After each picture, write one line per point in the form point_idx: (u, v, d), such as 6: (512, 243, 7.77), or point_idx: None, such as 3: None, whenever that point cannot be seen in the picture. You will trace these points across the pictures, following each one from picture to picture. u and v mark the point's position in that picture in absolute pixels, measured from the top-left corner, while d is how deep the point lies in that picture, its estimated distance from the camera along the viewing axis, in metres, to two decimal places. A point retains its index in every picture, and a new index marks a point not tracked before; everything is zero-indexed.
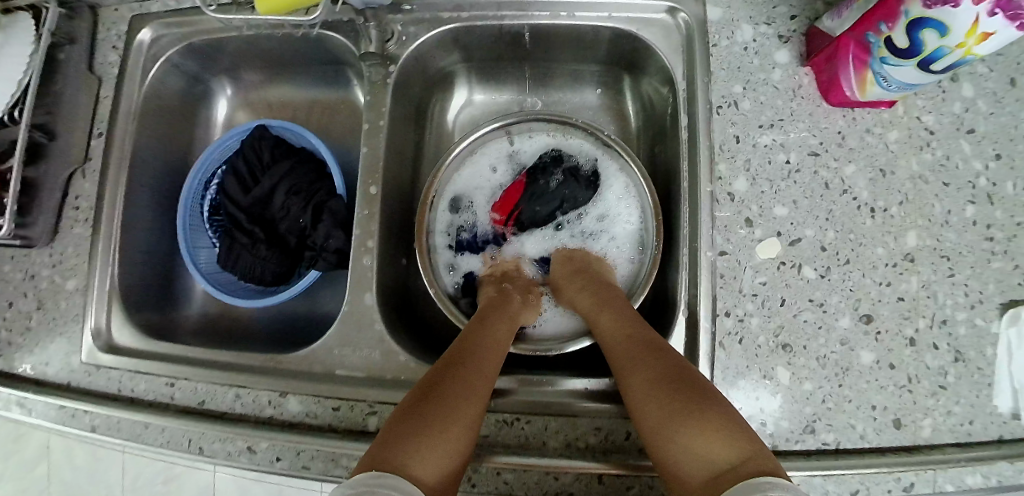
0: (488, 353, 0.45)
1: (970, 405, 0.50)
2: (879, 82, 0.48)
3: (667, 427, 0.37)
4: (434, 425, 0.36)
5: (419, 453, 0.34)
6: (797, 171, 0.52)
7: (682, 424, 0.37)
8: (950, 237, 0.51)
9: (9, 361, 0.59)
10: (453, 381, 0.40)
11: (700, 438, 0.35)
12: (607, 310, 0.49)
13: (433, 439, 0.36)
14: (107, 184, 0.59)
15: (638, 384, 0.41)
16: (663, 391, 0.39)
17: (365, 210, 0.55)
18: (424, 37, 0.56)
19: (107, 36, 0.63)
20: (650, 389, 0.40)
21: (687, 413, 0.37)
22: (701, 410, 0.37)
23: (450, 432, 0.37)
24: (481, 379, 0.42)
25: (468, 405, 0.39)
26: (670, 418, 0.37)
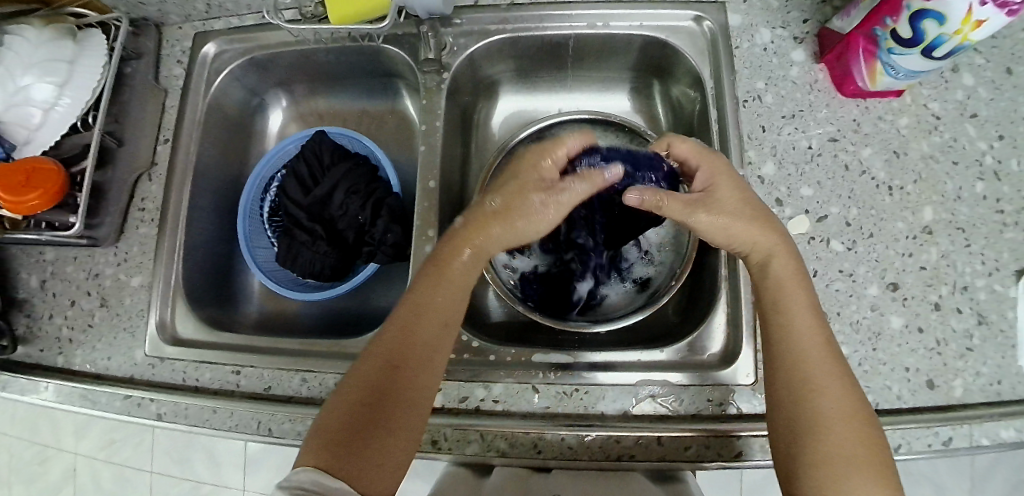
0: (427, 332, 0.47)
1: (997, 365, 0.53)
2: (888, 72, 0.53)
3: (827, 457, 0.40)
4: (371, 440, 0.41)
5: (359, 468, 0.40)
6: (819, 156, 0.57)
7: (841, 461, 0.40)
8: (963, 210, 0.56)
9: (70, 357, 0.61)
10: (385, 391, 0.43)
11: (854, 479, 0.39)
12: (800, 288, 0.46)
13: (374, 455, 0.41)
14: (173, 186, 0.63)
15: (832, 395, 0.42)
16: (829, 416, 0.41)
17: (425, 203, 0.59)
18: (474, 47, 0.61)
19: (171, 51, 0.68)
20: (828, 406, 0.42)
21: (852, 455, 0.40)
22: (863, 453, 0.40)
23: (396, 436, 0.43)
24: (420, 374, 0.45)
25: (410, 409, 0.44)
26: (834, 453, 0.40)
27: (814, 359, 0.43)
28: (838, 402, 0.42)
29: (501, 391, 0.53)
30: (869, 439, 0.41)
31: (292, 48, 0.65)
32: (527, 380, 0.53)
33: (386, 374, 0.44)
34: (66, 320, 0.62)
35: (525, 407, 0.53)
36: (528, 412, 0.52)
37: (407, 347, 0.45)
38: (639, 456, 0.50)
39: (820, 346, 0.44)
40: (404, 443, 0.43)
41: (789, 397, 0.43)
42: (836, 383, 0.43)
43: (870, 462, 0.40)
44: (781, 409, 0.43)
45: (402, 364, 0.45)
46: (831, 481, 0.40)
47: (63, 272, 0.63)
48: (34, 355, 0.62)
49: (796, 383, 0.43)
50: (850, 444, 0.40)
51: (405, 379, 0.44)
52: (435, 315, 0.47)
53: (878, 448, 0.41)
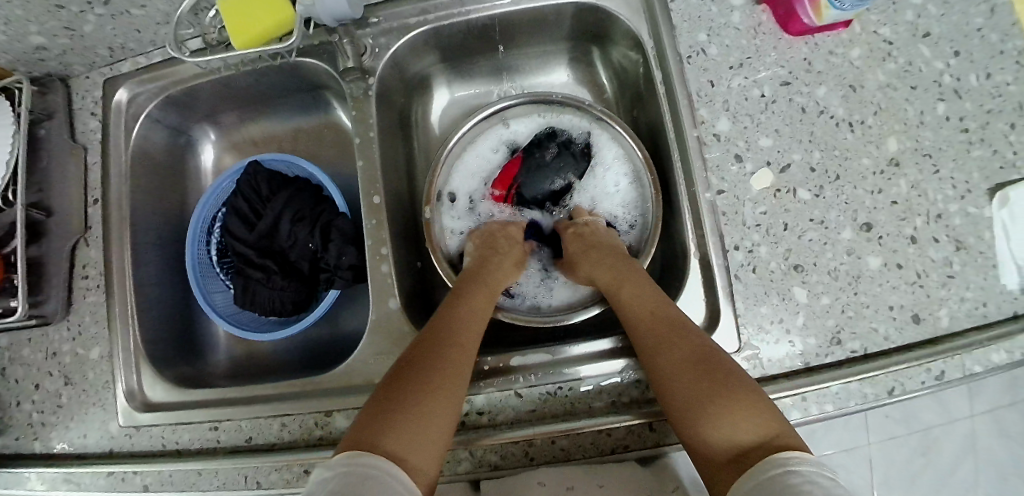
0: (470, 327, 0.49)
1: (980, 288, 0.52)
2: (833, 5, 0.49)
3: (697, 406, 0.42)
4: (407, 418, 0.41)
5: (400, 443, 0.39)
6: (774, 102, 0.54)
7: (713, 405, 0.41)
8: (928, 135, 0.54)
9: (45, 441, 0.59)
10: (425, 365, 0.44)
11: (733, 420, 0.40)
12: (640, 287, 0.51)
13: (409, 422, 0.41)
14: (113, 247, 0.60)
15: (665, 360, 0.45)
16: (694, 376, 0.43)
17: (374, 220, 0.56)
18: (396, 45, 0.57)
19: (81, 103, 0.63)
20: (687, 375, 0.43)
21: (717, 393, 0.42)
22: (736, 391, 0.42)
23: (429, 415, 0.42)
24: (454, 363, 0.45)
25: (450, 395, 0.43)
26: (702, 396, 0.42)
27: (648, 340, 0.47)
28: (682, 369, 0.44)
29: (485, 402, 0.51)
30: (726, 379, 0.42)
31: (207, 79, 0.61)
32: (509, 386, 0.51)
33: (432, 353, 0.45)
34: (32, 404, 0.60)
35: (511, 415, 0.51)
36: (514, 419, 0.51)
37: (445, 332, 0.47)
38: (632, 445, 0.49)
39: (662, 317, 0.47)
40: (438, 431, 0.42)
41: (658, 374, 0.45)
42: (675, 351, 0.45)
43: (740, 396, 0.42)
44: (660, 387, 0.45)
45: (435, 348, 0.46)
46: (714, 427, 0.41)
47: (19, 356, 0.60)
48: (8, 445, 0.60)
49: (659, 373, 0.45)
50: (711, 391, 0.42)
51: (444, 362, 0.45)
52: (463, 313, 0.50)
53: (741, 381, 0.43)
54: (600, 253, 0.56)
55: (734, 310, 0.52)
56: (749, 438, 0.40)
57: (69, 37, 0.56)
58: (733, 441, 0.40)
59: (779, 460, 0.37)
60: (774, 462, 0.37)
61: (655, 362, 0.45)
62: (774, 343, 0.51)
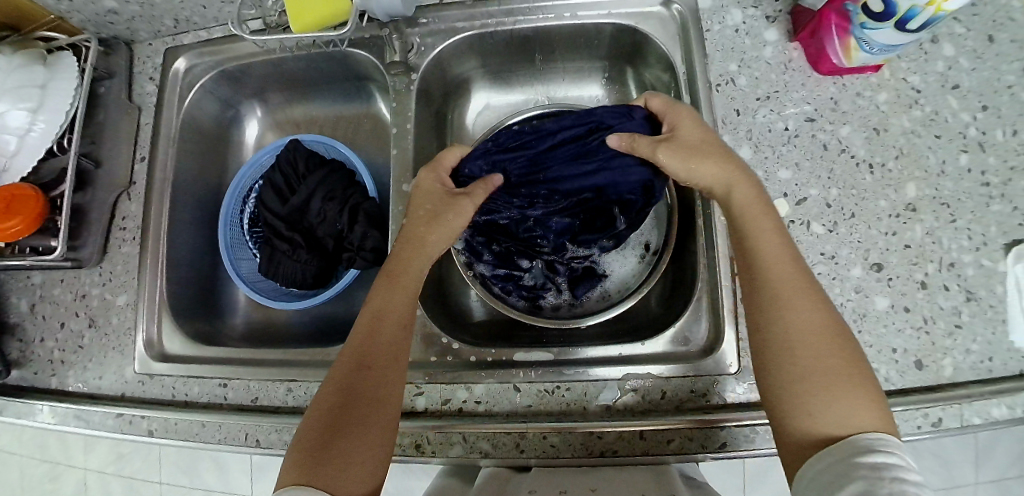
0: (388, 334, 0.48)
1: (987, 342, 0.52)
2: (862, 47, 0.52)
3: (814, 379, 0.41)
4: (337, 445, 0.42)
5: (330, 473, 0.41)
6: (796, 136, 0.56)
7: (835, 381, 0.40)
8: (947, 185, 0.55)
9: (63, 378, 0.62)
10: (352, 390, 0.45)
11: (847, 403, 0.39)
12: (765, 216, 0.48)
13: (341, 455, 0.42)
14: (151, 204, 0.64)
15: (791, 320, 0.43)
16: (826, 351, 0.42)
17: (399, 206, 0.58)
18: (442, 45, 0.61)
19: (142, 68, 0.68)
20: (816, 347, 0.42)
21: (841, 369, 0.41)
22: (853, 372, 0.41)
23: (362, 439, 0.43)
24: (387, 373, 0.47)
25: (376, 408, 0.45)
26: (829, 365, 0.41)
27: (779, 297, 0.44)
28: (815, 338, 0.42)
29: (483, 391, 0.53)
30: (849, 356, 0.42)
31: (262, 57, 0.65)
32: (509, 380, 0.53)
33: (350, 378, 0.46)
34: (56, 342, 0.63)
35: (507, 407, 0.52)
36: (510, 412, 0.52)
37: (365, 350, 0.47)
38: (621, 451, 0.50)
39: (805, 288, 0.45)
40: (371, 446, 0.44)
41: (784, 354, 0.43)
42: (810, 318, 0.43)
43: (853, 380, 0.41)
44: (776, 354, 0.43)
45: (357, 371, 0.46)
46: (826, 403, 0.40)
47: (50, 295, 0.64)
48: (28, 378, 0.63)
49: (772, 332, 0.44)
50: (829, 370, 0.41)
51: (370, 379, 0.46)
52: (393, 314, 0.49)
53: (858, 362, 0.42)
54: (692, 118, 0.52)
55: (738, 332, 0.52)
56: (855, 423, 0.39)
57: (142, 6, 0.61)
58: (841, 424, 0.39)
59: (863, 442, 0.37)
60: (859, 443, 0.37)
61: (786, 342, 0.43)
62: None
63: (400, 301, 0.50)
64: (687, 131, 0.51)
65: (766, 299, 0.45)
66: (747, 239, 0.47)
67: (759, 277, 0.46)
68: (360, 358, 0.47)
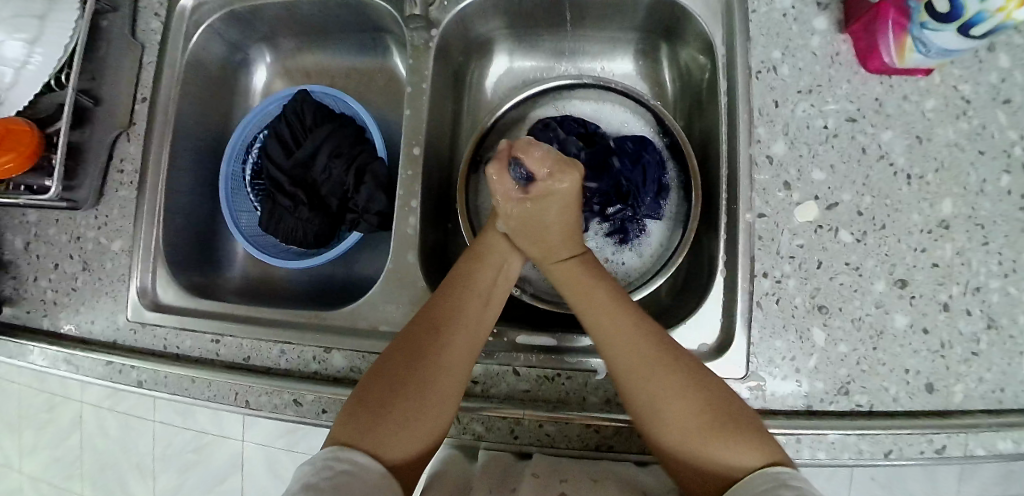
0: (471, 307, 0.48)
1: (1002, 372, 0.51)
2: (918, 48, 0.48)
3: (696, 437, 0.41)
4: (397, 408, 0.42)
5: (387, 434, 0.40)
6: (835, 137, 0.53)
7: (714, 433, 0.40)
8: (986, 205, 0.52)
9: (55, 320, 0.61)
10: (416, 353, 0.45)
11: (730, 446, 0.40)
12: (576, 259, 0.51)
13: (401, 419, 0.41)
14: (151, 148, 0.61)
15: (655, 377, 0.43)
16: (699, 393, 0.42)
17: (409, 172, 0.56)
18: (466, 2, 0.57)
19: (148, 1, 0.64)
20: (681, 388, 0.42)
21: (730, 415, 0.41)
22: (727, 420, 0.41)
23: (425, 413, 0.42)
24: (461, 339, 0.46)
25: (443, 383, 0.44)
26: (693, 421, 0.41)
27: (628, 351, 0.44)
28: (676, 404, 0.42)
29: (481, 371, 0.52)
30: (731, 411, 0.41)
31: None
32: (508, 362, 0.51)
33: (425, 341, 0.45)
34: (49, 282, 0.62)
35: (504, 390, 0.51)
36: (507, 395, 0.51)
37: (445, 318, 0.47)
38: (617, 447, 0.49)
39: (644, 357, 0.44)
40: (431, 416, 0.43)
41: (640, 398, 0.43)
42: (672, 360, 0.43)
43: (734, 422, 0.41)
44: (652, 417, 0.43)
45: (431, 334, 0.46)
46: (713, 454, 0.40)
47: (45, 234, 0.62)
48: (21, 316, 0.62)
49: (644, 384, 0.43)
50: (689, 419, 0.41)
51: (446, 344, 0.46)
52: (478, 287, 0.50)
53: (738, 408, 0.42)
54: (557, 208, 0.49)
55: (749, 336, 0.51)
56: (741, 465, 0.39)
57: None
58: (728, 464, 0.40)
59: (772, 475, 0.37)
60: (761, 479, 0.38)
61: (635, 381, 0.44)
62: (781, 378, 0.50)
63: (484, 278, 0.51)
64: (540, 174, 0.50)
65: (597, 336, 0.47)
66: (580, 313, 0.48)
67: (590, 316, 0.47)
68: (433, 325, 0.46)
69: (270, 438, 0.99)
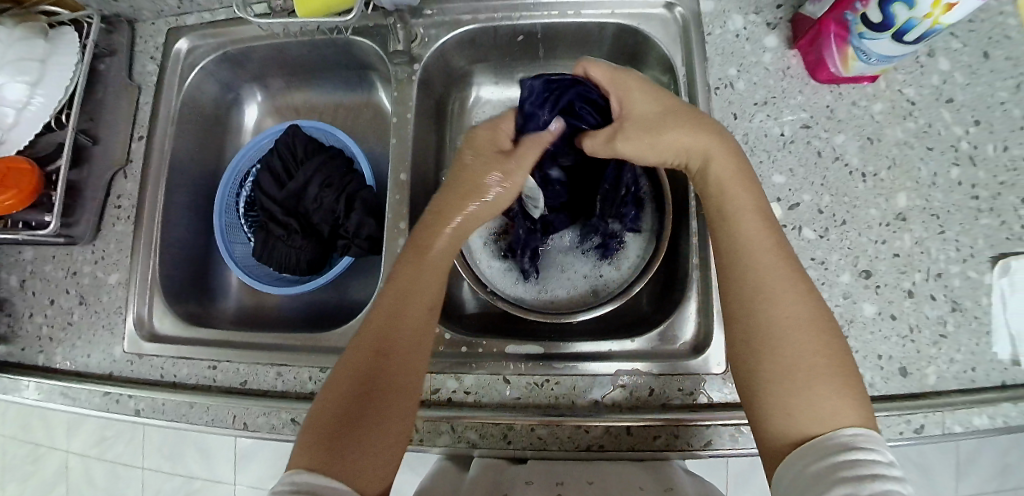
0: (411, 320, 0.46)
1: (970, 352, 0.53)
2: (860, 57, 0.53)
3: (795, 380, 0.39)
4: (352, 434, 0.40)
5: (347, 462, 0.38)
6: (792, 142, 0.57)
7: (819, 379, 0.38)
8: (938, 196, 0.56)
9: (50, 355, 0.62)
10: (365, 376, 0.43)
11: (834, 398, 0.38)
12: (748, 192, 0.47)
13: (358, 444, 0.40)
14: (148, 184, 0.64)
15: (770, 319, 0.41)
16: (816, 347, 0.40)
17: (397, 194, 0.59)
18: (445, 37, 0.62)
19: (145, 48, 0.67)
20: (803, 344, 0.40)
21: (838, 371, 0.39)
22: (839, 368, 0.39)
23: (379, 433, 0.41)
24: (402, 355, 0.44)
25: (394, 402, 0.43)
26: (807, 363, 0.39)
27: (769, 286, 0.42)
28: (797, 335, 0.40)
29: (472, 382, 0.53)
30: (843, 362, 0.40)
31: (266, 42, 0.66)
32: (498, 371, 0.53)
33: (367, 362, 0.43)
34: (45, 318, 0.63)
35: (496, 398, 0.52)
36: (499, 403, 0.52)
37: (388, 335, 0.45)
38: (607, 445, 0.50)
39: (806, 306, 0.41)
40: (388, 434, 0.42)
41: (754, 319, 0.42)
42: (796, 306, 0.41)
43: (839, 371, 0.39)
44: (761, 347, 0.41)
45: (378, 351, 0.44)
46: (810, 404, 0.38)
47: (41, 271, 0.64)
48: (15, 353, 0.63)
49: (764, 317, 0.41)
50: (805, 354, 0.39)
51: (389, 363, 0.44)
52: (418, 297, 0.47)
53: (847, 362, 0.40)
54: (640, 89, 0.51)
55: None
56: (838, 420, 0.37)
57: None
58: (825, 420, 0.37)
59: (850, 442, 0.36)
60: (843, 442, 0.36)
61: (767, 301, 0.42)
62: None
63: (425, 286, 0.48)
64: (638, 107, 0.51)
65: (748, 281, 0.43)
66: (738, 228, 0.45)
67: (739, 259, 0.44)
68: (378, 345, 0.44)
69: (265, 474, 0.98)
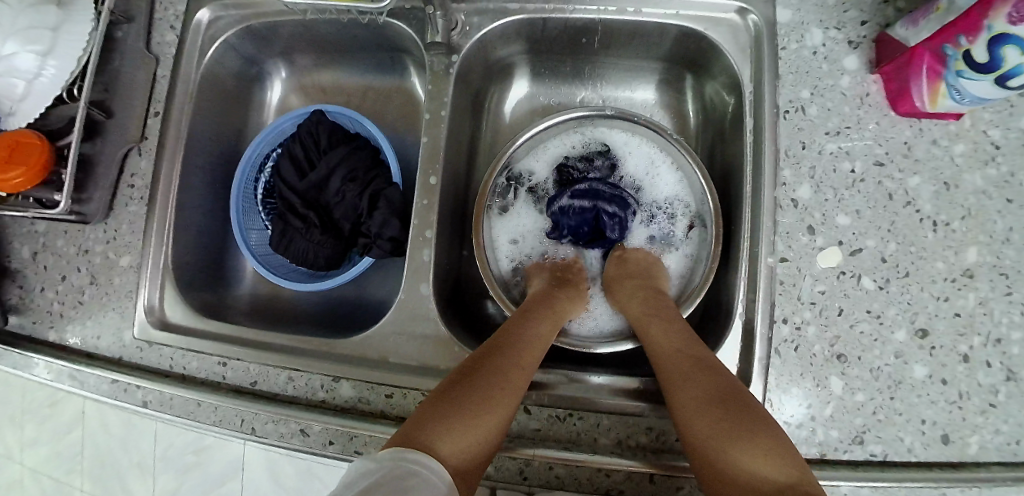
0: (535, 347, 0.47)
1: (1020, 426, 0.50)
2: (951, 95, 0.47)
3: (717, 432, 0.38)
4: (456, 414, 0.39)
5: (436, 432, 0.37)
6: (861, 181, 0.52)
7: (734, 435, 0.38)
8: (1011, 254, 0.51)
9: (60, 333, 0.60)
10: (471, 372, 0.43)
11: (751, 452, 0.36)
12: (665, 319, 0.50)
13: (455, 424, 0.38)
14: (162, 164, 0.60)
15: (682, 395, 0.42)
16: (716, 414, 0.39)
17: (425, 200, 0.55)
18: (488, 27, 0.56)
19: (165, 13, 0.63)
20: (705, 416, 0.40)
21: (748, 421, 0.38)
22: (730, 413, 0.39)
23: (475, 425, 0.39)
24: (519, 371, 0.44)
25: (504, 407, 0.41)
26: (706, 419, 0.40)
27: (672, 371, 0.44)
28: (697, 400, 0.41)
29: None
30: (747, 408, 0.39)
31: (293, 17, 0.60)
32: (519, 400, 0.51)
33: (488, 367, 0.44)
34: (55, 295, 0.61)
35: (515, 428, 0.50)
36: (517, 433, 0.50)
37: (504, 348, 0.46)
38: (628, 492, 0.48)
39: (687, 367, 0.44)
40: (483, 430, 0.39)
41: (674, 406, 0.43)
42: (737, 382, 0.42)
43: (742, 415, 0.39)
44: (681, 421, 0.41)
45: (495, 360, 0.44)
46: (734, 457, 0.37)
47: (53, 245, 0.62)
48: (26, 327, 0.61)
49: (677, 410, 0.42)
50: (704, 408, 0.40)
51: (507, 371, 0.43)
52: (541, 335, 0.49)
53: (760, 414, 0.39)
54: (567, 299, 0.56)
55: (765, 384, 0.50)
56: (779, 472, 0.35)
57: None
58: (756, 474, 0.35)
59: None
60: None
61: (674, 383, 0.43)
62: (797, 426, 0.50)
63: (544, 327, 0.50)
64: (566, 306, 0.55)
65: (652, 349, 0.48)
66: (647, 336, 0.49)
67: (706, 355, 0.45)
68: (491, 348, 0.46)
69: None
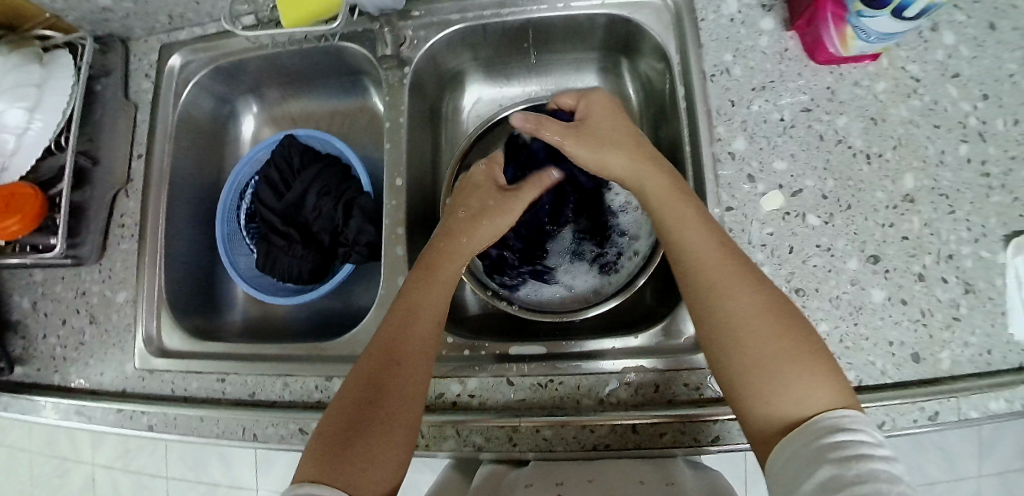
0: (418, 332, 0.48)
1: (985, 335, 0.52)
2: (859, 36, 0.51)
3: (760, 371, 0.40)
4: (358, 435, 0.42)
5: (349, 463, 0.40)
6: (793, 127, 0.55)
7: (778, 370, 0.40)
8: (946, 175, 0.54)
9: (65, 375, 0.63)
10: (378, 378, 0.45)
11: (801, 387, 0.39)
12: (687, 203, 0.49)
13: (360, 447, 0.41)
14: (148, 202, 0.64)
15: (735, 311, 0.43)
16: (782, 342, 0.41)
17: (393, 201, 0.59)
18: (435, 38, 0.61)
19: (139, 66, 0.68)
20: (768, 333, 0.41)
21: (794, 353, 0.41)
22: (777, 337, 0.41)
23: (382, 439, 0.42)
24: (413, 372, 0.45)
25: (405, 405, 0.44)
26: (774, 347, 0.41)
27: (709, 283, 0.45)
28: (759, 323, 0.42)
29: (476, 385, 0.53)
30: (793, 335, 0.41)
31: (256, 53, 0.66)
32: (502, 373, 0.53)
33: (379, 371, 0.45)
34: (57, 339, 0.64)
35: (501, 400, 0.52)
36: (503, 405, 0.52)
37: (398, 343, 0.46)
38: (613, 444, 0.49)
39: (739, 282, 0.44)
40: (391, 436, 0.42)
41: (723, 324, 0.43)
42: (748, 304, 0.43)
43: (795, 347, 0.41)
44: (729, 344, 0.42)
45: (393, 357, 0.46)
46: (779, 395, 0.39)
47: (52, 293, 0.65)
48: (31, 374, 0.64)
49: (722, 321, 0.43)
50: (773, 334, 0.41)
51: (394, 381, 0.45)
52: (421, 311, 0.49)
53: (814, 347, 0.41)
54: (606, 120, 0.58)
55: None
56: (819, 404, 0.38)
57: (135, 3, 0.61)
58: (801, 405, 0.38)
59: (830, 421, 0.36)
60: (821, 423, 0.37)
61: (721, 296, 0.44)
62: None
63: (433, 299, 0.50)
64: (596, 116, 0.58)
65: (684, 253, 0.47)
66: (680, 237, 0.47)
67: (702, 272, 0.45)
68: (387, 351, 0.46)
69: (283, 480, 0.99)
